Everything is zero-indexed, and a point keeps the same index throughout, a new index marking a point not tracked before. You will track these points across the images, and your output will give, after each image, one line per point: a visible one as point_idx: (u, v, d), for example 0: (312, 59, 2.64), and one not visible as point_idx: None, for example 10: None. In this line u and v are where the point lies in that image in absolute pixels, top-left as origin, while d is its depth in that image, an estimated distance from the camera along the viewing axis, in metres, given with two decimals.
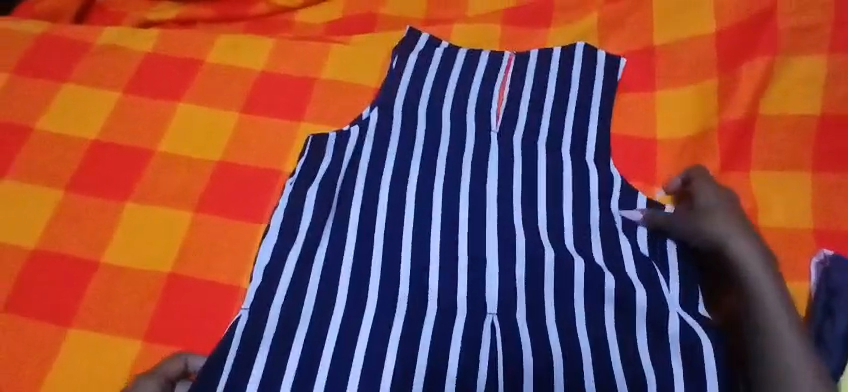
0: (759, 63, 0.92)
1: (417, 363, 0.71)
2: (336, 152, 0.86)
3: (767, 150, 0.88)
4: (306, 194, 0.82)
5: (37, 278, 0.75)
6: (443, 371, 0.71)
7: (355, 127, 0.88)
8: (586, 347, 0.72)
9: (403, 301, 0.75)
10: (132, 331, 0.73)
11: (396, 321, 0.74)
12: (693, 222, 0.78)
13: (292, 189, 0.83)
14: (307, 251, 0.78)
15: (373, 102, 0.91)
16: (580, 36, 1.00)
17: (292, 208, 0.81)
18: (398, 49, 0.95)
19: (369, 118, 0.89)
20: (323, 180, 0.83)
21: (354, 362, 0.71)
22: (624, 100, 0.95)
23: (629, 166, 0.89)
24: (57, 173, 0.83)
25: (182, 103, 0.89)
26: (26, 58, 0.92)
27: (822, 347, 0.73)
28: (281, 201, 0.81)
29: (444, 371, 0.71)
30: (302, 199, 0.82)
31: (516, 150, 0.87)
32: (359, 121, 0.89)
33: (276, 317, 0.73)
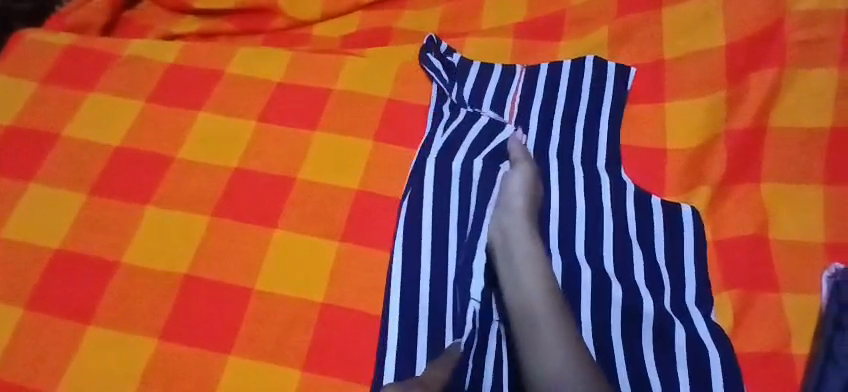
0: (769, 73, 0.92)
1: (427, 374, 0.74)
2: (477, 142, 0.90)
3: (777, 162, 0.88)
4: (453, 161, 0.87)
5: (60, 277, 0.79)
6: None
7: (448, 116, 0.93)
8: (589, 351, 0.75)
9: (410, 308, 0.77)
10: (147, 331, 0.76)
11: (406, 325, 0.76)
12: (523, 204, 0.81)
13: (436, 166, 0.87)
14: (438, 239, 0.82)
15: (462, 101, 0.96)
16: (592, 49, 1.02)
17: (440, 180, 0.85)
18: (423, 59, 0.98)
19: (439, 110, 0.94)
20: (468, 151, 0.89)
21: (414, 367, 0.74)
22: (633, 112, 0.96)
23: (638, 172, 0.91)
24: (83, 177, 0.86)
25: (203, 112, 0.93)
26: (55, 69, 0.97)
27: (831, 361, 0.72)
28: (430, 172, 0.86)
29: None
30: (448, 172, 0.86)
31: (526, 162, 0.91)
32: (470, 112, 0.94)
33: (404, 295, 0.78)
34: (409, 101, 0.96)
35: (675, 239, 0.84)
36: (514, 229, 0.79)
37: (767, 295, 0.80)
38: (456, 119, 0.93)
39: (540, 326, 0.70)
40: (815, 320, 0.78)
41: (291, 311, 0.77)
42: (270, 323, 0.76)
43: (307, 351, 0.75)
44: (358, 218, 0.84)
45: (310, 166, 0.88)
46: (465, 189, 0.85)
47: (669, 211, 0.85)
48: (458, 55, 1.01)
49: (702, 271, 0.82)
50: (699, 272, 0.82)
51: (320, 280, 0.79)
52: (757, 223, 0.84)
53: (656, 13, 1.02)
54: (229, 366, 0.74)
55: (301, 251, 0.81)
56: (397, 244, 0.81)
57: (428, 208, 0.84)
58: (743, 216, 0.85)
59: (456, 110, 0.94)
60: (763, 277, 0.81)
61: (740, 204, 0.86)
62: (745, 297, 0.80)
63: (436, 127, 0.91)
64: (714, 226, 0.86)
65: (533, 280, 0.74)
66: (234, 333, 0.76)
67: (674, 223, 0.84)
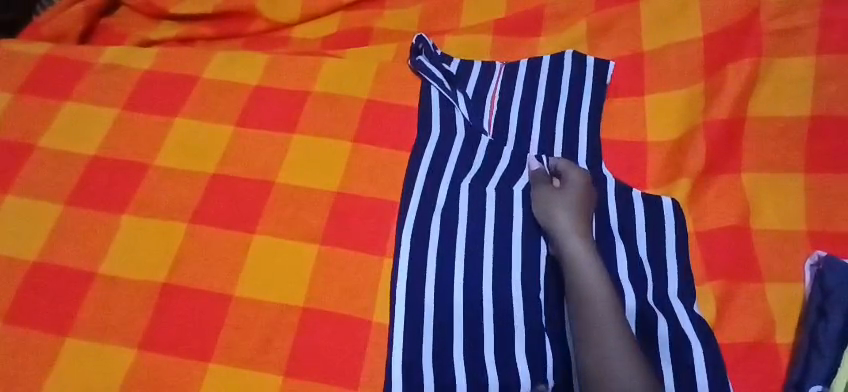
0: (746, 63, 0.92)
1: (425, 380, 0.74)
2: (509, 165, 0.90)
3: (757, 151, 0.88)
4: (461, 185, 0.87)
5: (36, 289, 0.78)
6: (449, 384, 0.74)
7: (461, 138, 0.91)
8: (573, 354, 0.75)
9: (403, 312, 0.77)
10: (126, 341, 0.75)
11: (399, 327, 0.76)
12: (568, 207, 0.80)
13: (469, 188, 0.87)
14: (471, 259, 0.82)
15: (470, 113, 0.94)
16: (571, 44, 1.02)
17: (474, 200, 0.86)
18: (412, 62, 0.97)
19: (433, 111, 0.93)
20: (475, 177, 0.88)
21: (423, 376, 0.74)
22: (615, 106, 0.96)
23: (619, 166, 0.91)
24: (58, 188, 0.85)
25: (179, 118, 0.92)
26: (29, 78, 0.96)
27: (815, 351, 0.72)
28: (442, 187, 0.87)
29: (450, 385, 0.74)
30: (482, 193, 0.87)
31: (502, 160, 0.90)
32: (489, 137, 0.93)
33: (433, 315, 0.78)
34: (388, 101, 0.95)
35: (658, 232, 0.83)
36: (571, 242, 0.78)
37: (751, 286, 0.80)
38: (475, 141, 0.92)
39: (595, 330, 0.71)
40: (798, 309, 0.78)
41: (270, 317, 0.77)
42: (251, 329, 0.76)
43: (289, 356, 0.74)
44: (337, 220, 0.83)
45: (289, 169, 0.88)
46: (502, 209, 0.86)
47: (650, 203, 0.85)
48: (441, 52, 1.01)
49: (685, 263, 0.81)
50: (682, 265, 0.81)
51: (301, 284, 0.79)
52: (739, 213, 0.84)
53: (634, 5, 1.01)
54: (209, 374, 0.73)
55: (281, 256, 0.81)
56: (402, 253, 0.81)
57: (445, 226, 0.84)
58: (724, 207, 0.85)
59: (468, 122, 0.93)
60: (746, 268, 0.81)
61: (722, 195, 0.86)
62: (729, 288, 0.80)
63: (432, 135, 0.91)
64: (695, 217, 0.86)
65: (597, 297, 0.73)
66: (214, 340, 0.75)
67: (656, 215, 0.84)
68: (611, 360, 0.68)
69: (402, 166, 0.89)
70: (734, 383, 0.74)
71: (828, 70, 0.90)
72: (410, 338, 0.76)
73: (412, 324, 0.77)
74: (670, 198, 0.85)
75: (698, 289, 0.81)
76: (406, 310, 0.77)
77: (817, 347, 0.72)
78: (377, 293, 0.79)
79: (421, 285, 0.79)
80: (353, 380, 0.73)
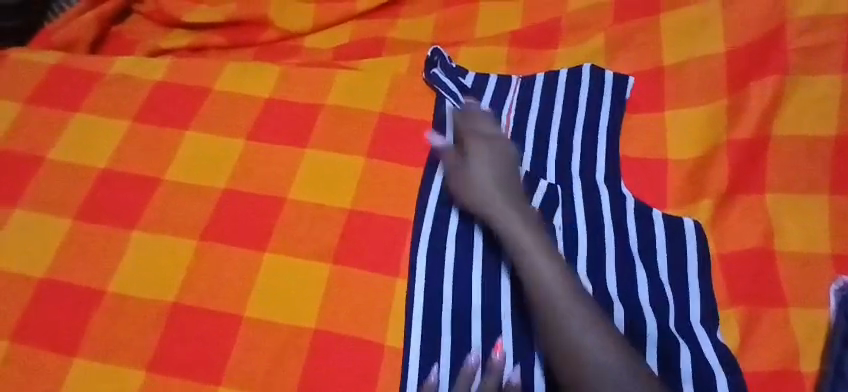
0: (770, 81, 0.89)
1: None
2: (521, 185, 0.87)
3: (780, 171, 0.85)
4: None
5: (44, 306, 0.77)
6: None
7: None
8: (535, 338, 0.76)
9: (419, 341, 0.75)
10: (135, 362, 0.73)
11: (414, 356, 0.74)
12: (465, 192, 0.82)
13: None
14: (485, 278, 0.80)
15: None
16: (589, 57, 1.00)
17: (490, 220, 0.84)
18: (427, 76, 0.96)
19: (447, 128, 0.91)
20: None
21: None
22: (634, 122, 0.94)
23: (638, 184, 0.89)
24: (68, 202, 0.84)
25: (190, 131, 0.90)
26: (39, 89, 0.95)
27: (841, 381, 0.69)
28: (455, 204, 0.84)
29: None
30: None
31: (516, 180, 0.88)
32: None
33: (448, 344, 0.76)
34: (402, 115, 0.93)
35: (678, 256, 0.82)
36: (521, 228, 0.78)
37: (773, 311, 0.77)
38: None
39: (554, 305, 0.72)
40: (822, 337, 0.75)
41: (281, 338, 0.75)
42: (261, 351, 0.74)
43: (300, 379, 0.73)
44: (350, 239, 0.82)
45: (300, 185, 0.86)
46: None
47: (672, 225, 0.83)
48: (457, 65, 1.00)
49: (707, 288, 0.79)
50: (704, 290, 0.79)
51: (313, 305, 0.77)
52: (761, 236, 0.82)
53: (654, 19, 0.99)
54: None
55: (293, 275, 0.79)
56: (418, 274, 0.79)
57: (460, 249, 0.81)
58: (746, 229, 0.83)
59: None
60: (768, 293, 0.79)
61: (744, 216, 0.84)
62: (751, 313, 0.78)
63: None
64: (717, 239, 0.83)
65: (552, 280, 0.73)
66: (224, 362, 0.73)
67: (677, 238, 0.82)
68: (584, 345, 0.69)
69: (417, 183, 0.87)
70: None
71: None
72: (424, 363, 0.74)
73: (426, 348, 0.75)
74: (693, 219, 0.83)
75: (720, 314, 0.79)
76: (420, 333, 0.76)
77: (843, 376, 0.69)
78: (390, 317, 0.77)
79: (437, 309, 0.77)
80: None
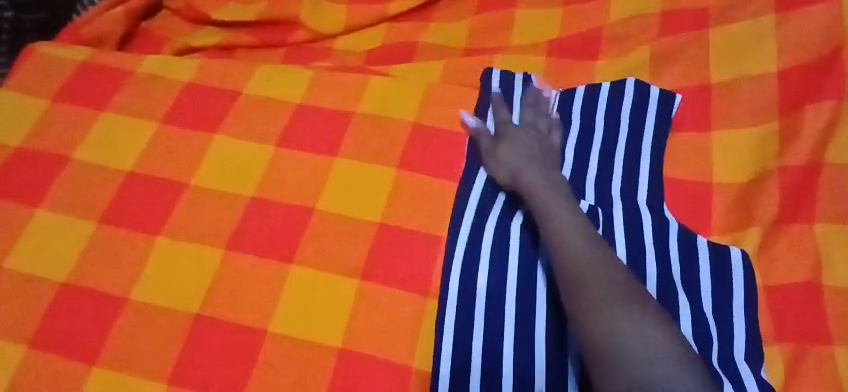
0: (825, 108, 0.84)
1: None
2: None
3: (835, 201, 0.80)
4: (510, 224, 0.81)
5: (65, 311, 0.75)
6: None
7: None
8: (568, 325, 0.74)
9: (446, 365, 0.72)
10: (155, 373, 0.71)
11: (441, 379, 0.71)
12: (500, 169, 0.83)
13: (521, 227, 0.80)
14: (522, 294, 0.77)
15: None
16: (632, 71, 0.96)
17: (524, 241, 0.80)
18: (483, 79, 0.95)
19: (483, 143, 0.87)
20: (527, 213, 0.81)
21: None
22: (677, 142, 0.90)
23: (682, 209, 0.85)
24: (93, 204, 0.82)
25: (219, 135, 0.88)
26: (68, 86, 0.93)
27: None
28: (489, 221, 0.81)
29: None
30: (534, 234, 0.80)
31: None
32: None
33: (479, 371, 0.73)
34: (435, 125, 0.90)
35: (724, 290, 0.78)
36: (548, 205, 0.77)
37: (823, 350, 0.73)
38: None
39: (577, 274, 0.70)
40: None
41: (306, 355, 0.72)
42: (283, 369, 0.72)
43: None
44: (379, 255, 0.79)
45: (329, 196, 0.83)
46: None
47: (718, 255, 0.79)
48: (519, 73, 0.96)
49: (753, 324, 0.76)
50: (751, 327, 0.75)
51: (339, 323, 0.74)
52: (811, 268, 0.78)
53: (703, 35, 0.95)
54: None
55: (321, 291, 0.76)
56: (450, 295, 0.76)
57: (494, 270, 0.78)
58: (796, 260, 0.79)
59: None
60: (818, 332, 0.74)
61: (794, 248, 0.79)
62: (798, 350, 0.74)
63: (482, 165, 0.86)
64: (764, 271, 0.79)
65: (579, 256, 0.71)
66: (245, 379, 0.71)
67: (724, 271, 0.79)
68: (608, 315, 0.66)
69: (450, 199, 0.83)
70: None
71: None
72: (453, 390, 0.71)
73: (456, 374, 0.72)
74: (741, 249, 0.79)
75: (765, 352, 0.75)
76: (451, 359, 0.72)
77: None
78: (418, 339, 0.74)
79: (470, 335, 0.74)
80: None
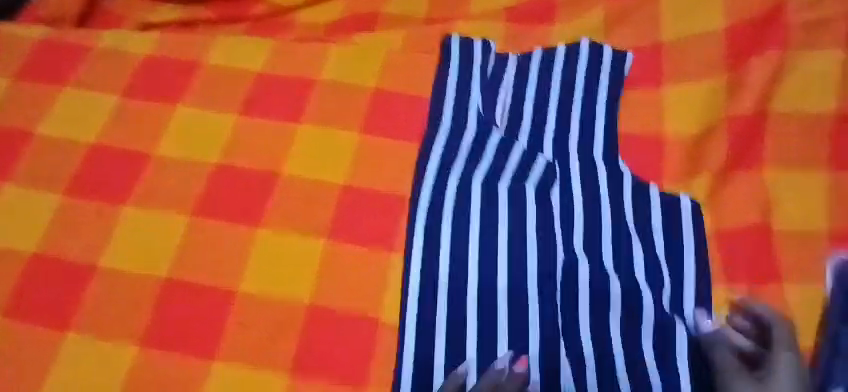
0: (770, 57, 0.89)
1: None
2: (520, 161, 0.86)
3: (779, 148, 0.85)
4: (471, 183, 0.84)
5: (35, 282, 0.76)
6: None
7: (471, 131, 0.88)
8: (582, 281, 0.77)
9: (412, 316, 0.75)
10: (128, 336, 0.73)
11: (408, 329, 0.74)
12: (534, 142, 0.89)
13: (481, 185, 0.84)
14: (485, 248, 0.80)
15: (483, 105, 0.91)
16: (587, 33, 0.98)
17: (486, 199, 0.83)
18: (441, 49, 0.94)
19: (445, 109, 0.89)
20: (488, 172, 0.85)
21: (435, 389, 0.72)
22: (632, 98, 0.93)
23: (637, 162, 0.88)
24: (58, 177, 0.83)
25: (181, 106, 0.89)
26: (27, 64, 0.92)
27: (839, 356, 0.71)
28: (451, 182, 0.83)
29: None
30: (494, 192, 0.84)
31: (513, 158, 0.86)
32: (500, 130, 0.89)
33: (443, 322, 0.75)
34: (397, 90, 0.91)
35: (675, 239, 0.81)
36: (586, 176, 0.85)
37: (769, 286, 0.78)
38: (486, 136, 0.88)
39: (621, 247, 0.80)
40: (819, 313, 0.76)
41: (276, 313, 0.74)
42: (254, 327, 0.73)
43: (296, 354, 0.72)
44: (345, 215, 0.81)
45: (295, 161, 0.85)
46: (518, 212, 0.82)
47: (670, 207, 0.83)
48: (477, 40, 0.96)
49: (703, 270, 0.80)
50: (701, 272, 0.79)
51: (307, 281, 0.76)
52: (761, 211, 0.82)
53: None
54: (214, 373, 0.71)
55: (289, 252, 0.78)
56: (415, 252, 0.78)
57: (457, 227, 0.81)
58: (745, 204, 0.83)
59: (482, 116, 0.90)
60: (764, 270, 0.79)
61: (742, 194, 0.83)
62: (748, 289, 0.78)
63: (442, 127, 0.87)
64: (715, 215, 0.83)
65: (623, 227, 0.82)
66: (217, 338, 0.73)
67: (675, 221, 0.82)
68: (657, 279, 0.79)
69: (412, 160, 0.85)
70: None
71: None
72: (420, 341, 0.74)
73: (422, 325, 0.75)
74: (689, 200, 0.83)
75: (716, 293, 0.79)
76: (418, 312, 0.75)
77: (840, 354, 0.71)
78: (385, 295, 0.76)
79: (435, 289, 0.77)
80: (361, 380, 0.72)
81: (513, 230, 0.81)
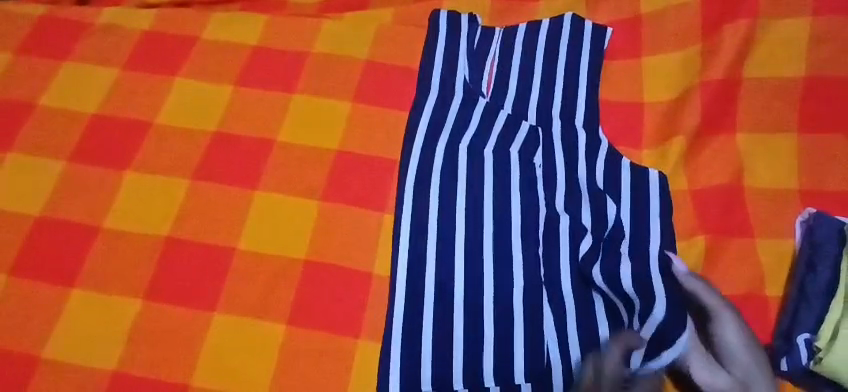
0: (741, 26, 0.93)
1: (423, 339, 0.76)
2: (505, 125, 0.91)
3: (750, 112, 0.89)
4: (459, 145, 0.88)
5: (40, 242, 0.79)
6: (450, 343, 0.76)
7: (459, 98, 0.92)
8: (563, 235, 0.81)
9: (402, 267, 0.79)
10: (132, 291, 0.76)
11: (398, 279, 0.78)
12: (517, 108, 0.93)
13: (468, 147, 0.88)
14: (471, 209, 0.84)
15: (470, 74, 0.95)
16: (569, 8, 1.03)
17: (472, 161, 0.87)
18: (430, 21, 0.98)
19: (433, 78, 0.93)
20: (474, 135, 0.89)
21: (424, 335, 0.76)
22: (612, 69, 0.97)
23: (617, 127, 0.92)
24: (61, 145, 0.86)
25: (179, 78, 0.92)
26: (28, 39, 0.96)
27: (803, 300, 0.75)
28: (440, 146, 0.88)
29: (451, 344, 0.76)
30: (480, 154, 0.88)
31: (497, 123, 0.91)
32: (487, 97, 0.94)
33: (432, 273, 0.79)
34: (387, 62, 0.95)
35: (640, 197, 0.85)
36: (568, 139, 0.89)
37: (741, 240, 0.82)
38: (473, 102, 0.92)
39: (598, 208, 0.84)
40: (789, 263, 0.80)
41: (273, 270, 0.78)
42: (253, 282, 0.77)
43: (292, 307, 0.76)
44: (338, 177, 0.85)
45: (289, 128, 0.88)
46: (503, 173, 0.87)
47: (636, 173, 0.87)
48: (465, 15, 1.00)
49: (666, 226, 0.83)
50: (664, 229, 0.83)
51: (302, 238, 0.80)
52: (732, 172, 0.86)
53: None
54: (214, 325, 0.75)
55: (285, 212, 0.82)
56: (405, 209, 0.82)
57: (445, 187, 0.85)
58: (719, 165, 0.87)
59: (469, 84, 0.94)
60: (738, 225, 0.83)
61: (716, 155, 0.88)
62: (720, 242, 0.82)
63: (431, 94, 0.91)
64: (690, 177, 0.87)
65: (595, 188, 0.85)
66: (216, 292, 0.76)
67: (641, 184, 0.86)
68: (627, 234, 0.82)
69: (402, 127, 0.89)
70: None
71: (821, 32, 0.92)
72: (410, 289, 0.78)
73: (411, 276, 0.79)
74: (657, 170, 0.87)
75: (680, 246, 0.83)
76: (408, 264, 0.79)
77: (806, 298, 0.75)
78: (377, 251, 0.80)
79: (424, 244, 0.81)
80: (353, 330, 0.75)
81: (496, 190, 0.85)
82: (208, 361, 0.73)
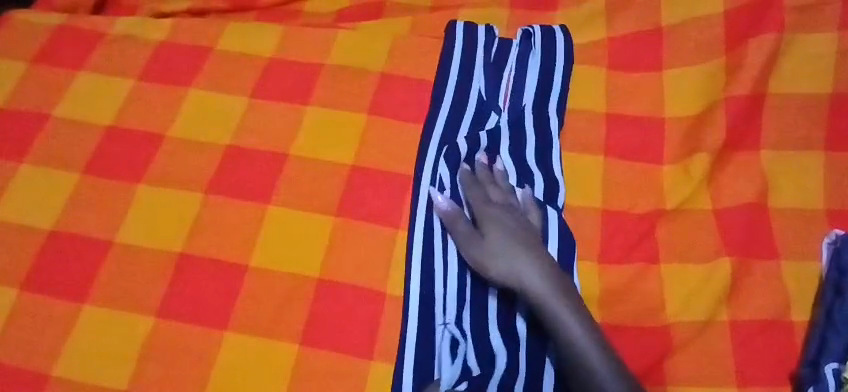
0: (767, 39, 0.91)
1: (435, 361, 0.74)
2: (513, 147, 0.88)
3: (776, 129, 0.87)
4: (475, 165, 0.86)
5: (53, 256, 0.78)
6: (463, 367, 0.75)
7: (473, 116, 0.91)
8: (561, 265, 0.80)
9: (417, 288, 0.77)
10: (144, 308, 0.75)
11: (411, 300, 0.76)
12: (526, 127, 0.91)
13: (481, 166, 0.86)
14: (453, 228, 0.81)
15: (487, 88, 0.93)
16: (589, 18, 1.00)
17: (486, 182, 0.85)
18: (447, 30, 0.96)
19: (448, 91, 0.91)
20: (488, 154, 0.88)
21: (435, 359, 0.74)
22: (634, 80, 0.94)
23: (636, 142, 0.90)
24: (75, 157, 0.86)
25: (194, 89, 0.91)
26: (44, 49, 0.95)
27: (831, 326, 0.72)
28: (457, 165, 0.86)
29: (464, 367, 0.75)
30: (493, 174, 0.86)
31: (507, 144, 0.89)
32: (498, 114, 0.92)
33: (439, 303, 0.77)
34: (403, 73, 0.93)
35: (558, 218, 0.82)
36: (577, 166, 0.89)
37: (766, 263, 0.79)
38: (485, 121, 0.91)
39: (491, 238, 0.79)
40: (813, 288, 0.78)
41: (287, 288, 0.77)
42: (265, 300, 0.76)
43: (306, 325, 0.75)
44: (353, 192, 0.83)
45: (303, 141, 0.87)
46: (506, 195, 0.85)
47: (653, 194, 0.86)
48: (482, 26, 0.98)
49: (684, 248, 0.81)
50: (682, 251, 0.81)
51: (317, 255, 0.79)
52: (757, 190, 0.83)
53: None
54: (226, 343, 0.74)
55: (299, 227, 0.81)
56: (419, 227, 0.80)
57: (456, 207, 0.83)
58: (743, 183, 0.84)
59: (483, 98, 0.93)
60: (762, 246, 0.80)
61: (740, 172, 0.85)
62: (744, 264, 0.79)
63: (443, 109, 0.90)
64: (714, 195, 0.84)
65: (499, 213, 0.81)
66: (230, 310, 0.75)
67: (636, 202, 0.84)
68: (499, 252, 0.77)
69: (416, 141, 0.87)
70: (734, 358, 0.75)
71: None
72: (423, 311, 0.76)
73: (424, 293, 0.77)
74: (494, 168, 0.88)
75: (703, 267, 0.80)
76: (420, 282, 0.78)
77: (834, 324, 0.72)
78: (392, 268, 0.79)
79: (433, 273, 0.78)
80: (368, 351, 0.74)
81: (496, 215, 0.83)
82: (220, 380, 0.72)
